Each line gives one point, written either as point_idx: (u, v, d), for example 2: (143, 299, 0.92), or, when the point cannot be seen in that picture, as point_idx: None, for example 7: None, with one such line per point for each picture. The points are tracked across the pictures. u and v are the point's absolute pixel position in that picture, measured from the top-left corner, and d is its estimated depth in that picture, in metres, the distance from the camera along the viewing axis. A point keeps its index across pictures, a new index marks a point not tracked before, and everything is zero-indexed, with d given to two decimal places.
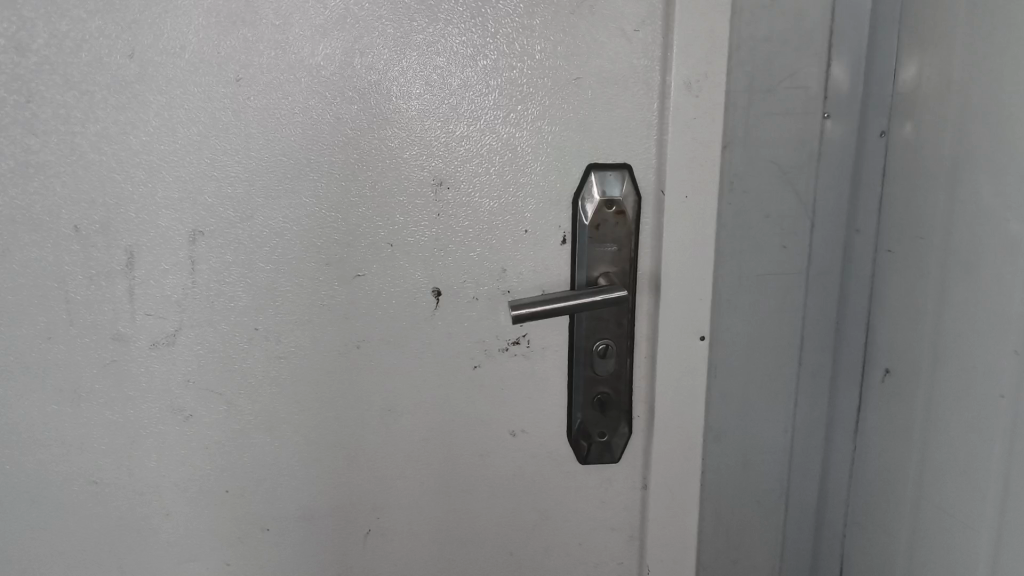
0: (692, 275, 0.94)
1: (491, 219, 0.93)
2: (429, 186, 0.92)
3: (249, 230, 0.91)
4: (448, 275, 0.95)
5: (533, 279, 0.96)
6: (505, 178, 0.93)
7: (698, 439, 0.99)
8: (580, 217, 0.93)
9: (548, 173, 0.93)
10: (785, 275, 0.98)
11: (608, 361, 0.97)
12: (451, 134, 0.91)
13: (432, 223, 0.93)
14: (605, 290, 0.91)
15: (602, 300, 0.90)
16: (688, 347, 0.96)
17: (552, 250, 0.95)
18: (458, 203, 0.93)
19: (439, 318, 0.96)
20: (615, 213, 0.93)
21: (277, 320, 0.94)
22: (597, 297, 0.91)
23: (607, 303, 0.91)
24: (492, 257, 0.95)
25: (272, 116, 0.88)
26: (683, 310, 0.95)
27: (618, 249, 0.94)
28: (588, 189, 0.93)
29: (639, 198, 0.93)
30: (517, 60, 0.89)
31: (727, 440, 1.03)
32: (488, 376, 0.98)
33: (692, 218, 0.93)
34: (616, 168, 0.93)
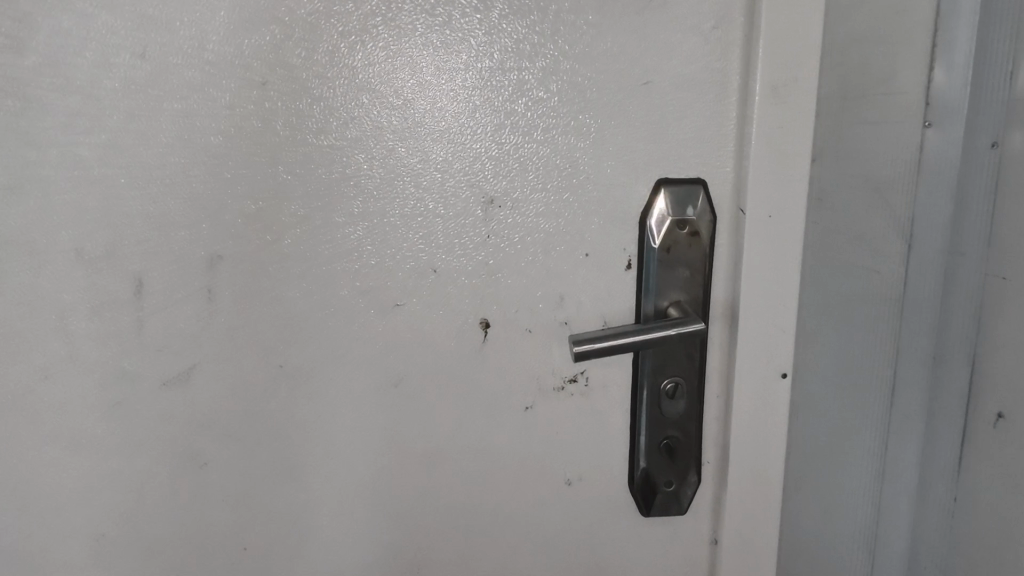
0: (775, 303, 0.83)
1: (548, 242, 0.83)
2: (479, 205, 0.81)
3: (277, 253, 0.81)
4: (499, 303, 0.84)
5: (594, 309, 0.85)
6: (563, 195, 0.82)
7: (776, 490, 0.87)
8: (649, 239, 0.82)
9: (614, 189, 0.82)
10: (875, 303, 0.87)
11: (677, 403, 0.85)
12: (503, 146, 0.80)
13: (480, 245, 0.82)
14: (680, 323, 0.80)
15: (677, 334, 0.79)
16: (769, 386, 0.84)
17: (616, 276, 0.84)
18: (510, 223, 0.82)
19: (488, 352, 0.85)
20: (688, 234, 0.82)
21: (305, 355, 0.83)
22: (671, 331, 0.79)
23: (682, 338, 0.79)
24: (548, 285, 0.84)
25: (301, 123, 0.78)
26: (764, 343, 0.83)
27: (691, 275, 0.83)
28: (658, 207, 0.82)
29: (715, 216, 0.82)
30: (579, 61, 0.78)
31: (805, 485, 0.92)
32: (542, 418, 0.87)
33: (776, 237, 0.81)
34: (688, 183, 0.82)
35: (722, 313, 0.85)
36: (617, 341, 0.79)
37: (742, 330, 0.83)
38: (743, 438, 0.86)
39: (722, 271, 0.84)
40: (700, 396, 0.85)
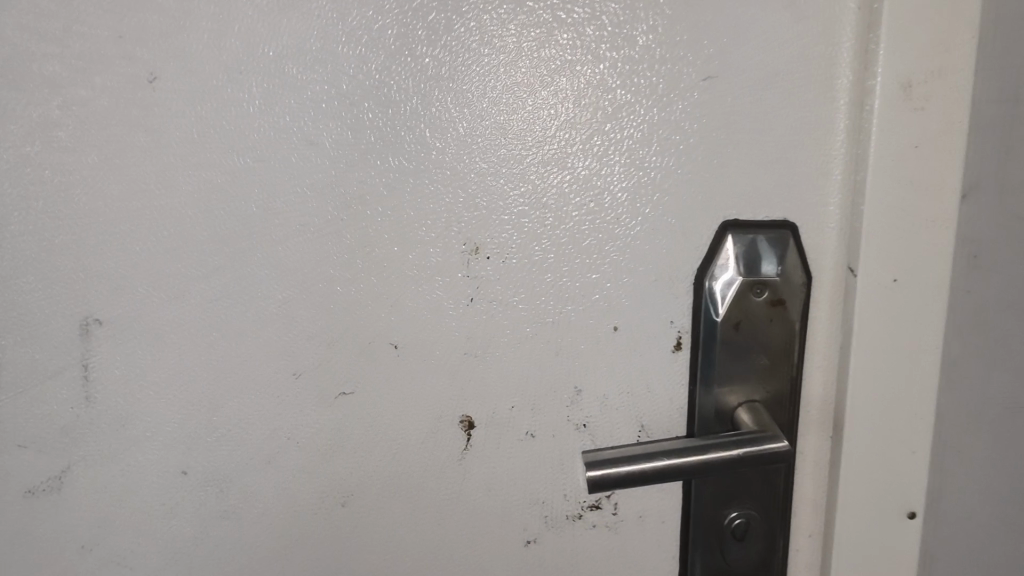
0: (901, 412, 0.56)
1: (559, 311, 0.57)
2: (458, 254, 0.56)
3: (177, 319, 0.58)
4: (489, 398, 0.59)
5: (628, 410, 0.58)
6: (581, 242, 0.56)
7: None
8: (708, 311, 0.56)
9: (656, 236, 0.56)
10: None
11: (748, 549, 0.58)
12: (495, 171, 0.55)
13: (462, 315, 0.57)
14: (749, 438, 0.53)
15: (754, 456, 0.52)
16: (894, 529, 0.58)
17: (660, 362, 0.58)
18: (505, 283, 0.57)
19: (472, 464, 0.60)
20: (768, 303, 0.55)
21: (219, 459, 0.60)
22: (734, 452, 0.53)
23: (753, 464, 0.53)
24: (561, 374, 0.58)
25: (207, 137, 0.55)
26: (887, 472, 0.57)
27: (771, 363, 0.56)
28: (722, 262, 0.55)
29: (809, 278, 0.56)
30: (605, 48, 0.53)
31: None
32: (549, 556, 0.62)
33: (910, 314, 0.54)
34: (770, 228, 0.55)
35: (818, 418, 0.58)
36: (652, 463, 0.52)
37: (849, 450, 0.56)
38: None
39: (819, 359, 0.57)
40: (783, 538, 0.59)
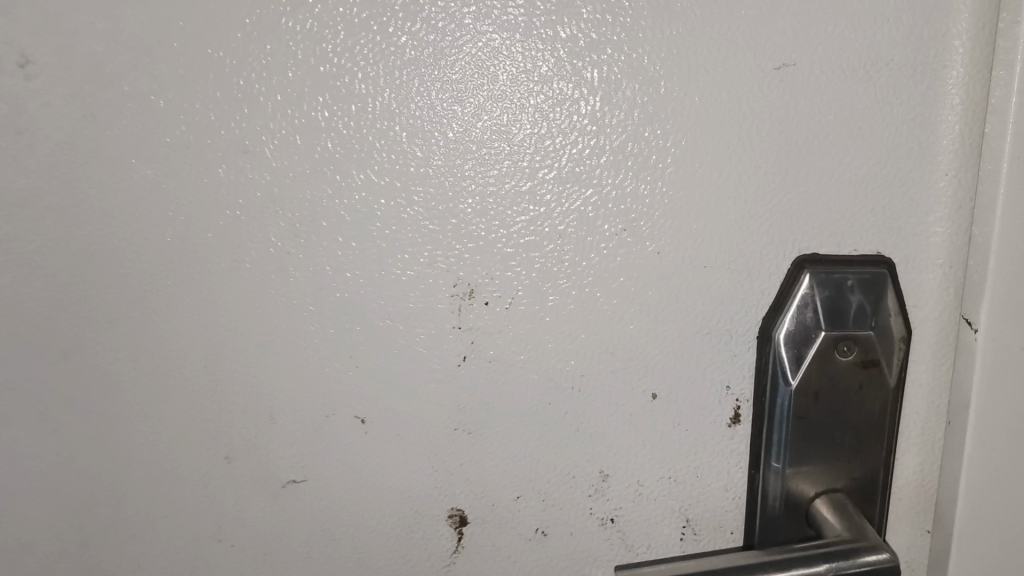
0: None
1: (579, 373, 0.43)
2: (448, 298, 0.42)
3: (78, 385, 0.44)
4: (487, 486, 0.45)
5: (667, 499, 0.45)
6: (610, 282, 0.42)
7: None
8: (778, 374, 0.42)
9: (706, 275, 0.42)
10: None
11: None
12: (495, 189, 0.41)
13: (450, 379, 0.43)
14: (840, 550, 0.39)
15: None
16: None
17: (711, 439, 0.44)
18: (507, 336, 0.43)
19: (465, 570, 0.46)
20: (858, 364, 0.42)
21: (133, 564, 0.46)
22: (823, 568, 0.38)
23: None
24: (581, 454, 0.44)
25: (112, 145, 0.41)
26: None
27: (859, 442, 0.43)
28: (797, 311, 0.41)
29: (908, 332, 0.42)
30: (643, 24, 0.39)
31: None
32: None
33: None
34: (860, 266, 0.41)
35: (914, 512, 0.45)
36: None
37: (965, 559, 0.43)
38: None
39: (917, 436, 0.44)
40: None
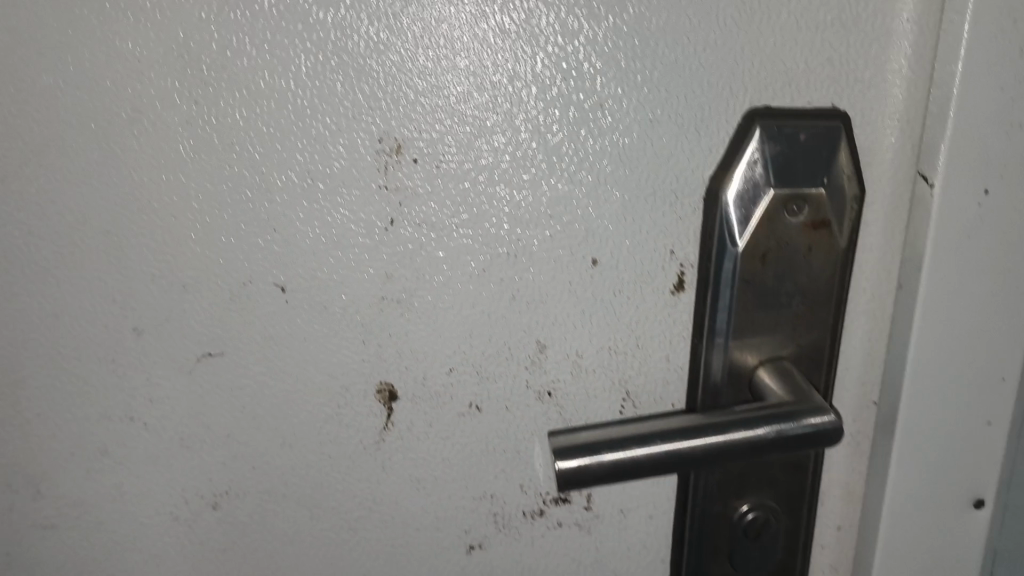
0: (978, 372, 0.41)
1: (518, 239, 0.40)
2: (372, 155, 0.39)
3: None
4: (418, 359, 0.42)
5: (608, 371, 0.43)
6: (549, 137, 0.39)
7: None
8: (724, 237, 0.40)
9: (653, 132, 0.39)
10: None
11: (764, 548, 0.44)
12: (422, 31, 0.37)
13: (379, 246, 0.40)
14: (779, 413, 0.38)
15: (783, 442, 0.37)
16: (955, 523, 0.44)
17: (654, 307, 0.42)
18: (441, 200, 0.39)
19: (395, 449, 0.44)
20: (806, 224, 0.39)
21: (40, 445, 0.43)
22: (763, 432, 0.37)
23: (786, 447, 0.38)
24: (517, 325, 0.42)
25: None
26: (954, 449, 0.42)
27: (806, 308, 0.41)
28: (747, 168, 0.39)
29: (862, 192, 0.40)
30: None
31: None
32: (497, 567, 0.46)
33: (1003, 240, 0.39)
34: (814, 120, 0.38)
35: (859, 382, 0.44)
36: (649, 448, 0.37)
37: (909, 425, 0.41)
38: None
39: (865, 303, 0.42)
40: (806, 533, 0.45)
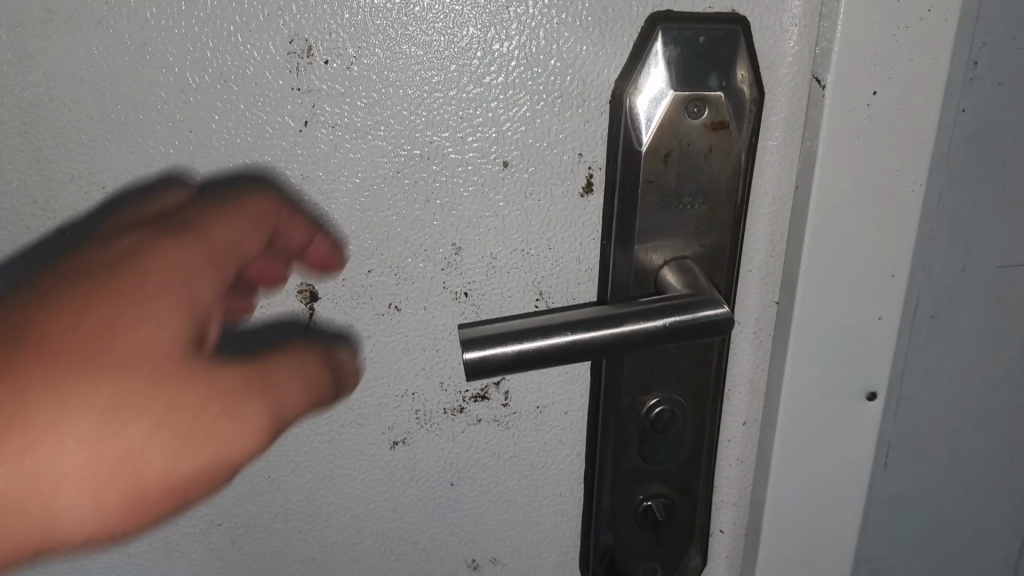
0: (869, 270, 0.43)
1: (430, 142, 0.42)
2: (283, 57, 0.39)
3: None
4: (337, 260, 0.44)
5: (521, 273, 0.45)
6: (458, 38, 0.40)
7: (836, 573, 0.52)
8: (628, 140, 0.41)
9: (559, 35, 0.40)
10: None
11: (671, 440, 0.47)
12: None
13: (294, 148, 0.41)
14: (676, 305, 0.40)
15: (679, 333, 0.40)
16: (848, 414, 0.47)
17: (564, 210, 0.44)
18: (355, 103, 0.40)
19: None
20: (708, 126, 0.41)
21: None
22: (659, 324, 0.40)
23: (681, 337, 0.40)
24: (432, 226, 0.43)
25: None
26: (847, 344, 0.45)
27: (707, 209, 0.43)
28: (650, 69, 0.40)
29: (761, 95, 0.41)
30: None
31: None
32: (420, 462, 0.49)
33: (893, 142, 0.41)
34: (715, 23, 0.40)
35: (761, 282, 0.46)
36: (553, 341, 0.39)
37: (804, 319, 0.44)
38: (792, 502, 0.48)
39: (767, 206, 0.44)
40: (713, 428, 0.48)
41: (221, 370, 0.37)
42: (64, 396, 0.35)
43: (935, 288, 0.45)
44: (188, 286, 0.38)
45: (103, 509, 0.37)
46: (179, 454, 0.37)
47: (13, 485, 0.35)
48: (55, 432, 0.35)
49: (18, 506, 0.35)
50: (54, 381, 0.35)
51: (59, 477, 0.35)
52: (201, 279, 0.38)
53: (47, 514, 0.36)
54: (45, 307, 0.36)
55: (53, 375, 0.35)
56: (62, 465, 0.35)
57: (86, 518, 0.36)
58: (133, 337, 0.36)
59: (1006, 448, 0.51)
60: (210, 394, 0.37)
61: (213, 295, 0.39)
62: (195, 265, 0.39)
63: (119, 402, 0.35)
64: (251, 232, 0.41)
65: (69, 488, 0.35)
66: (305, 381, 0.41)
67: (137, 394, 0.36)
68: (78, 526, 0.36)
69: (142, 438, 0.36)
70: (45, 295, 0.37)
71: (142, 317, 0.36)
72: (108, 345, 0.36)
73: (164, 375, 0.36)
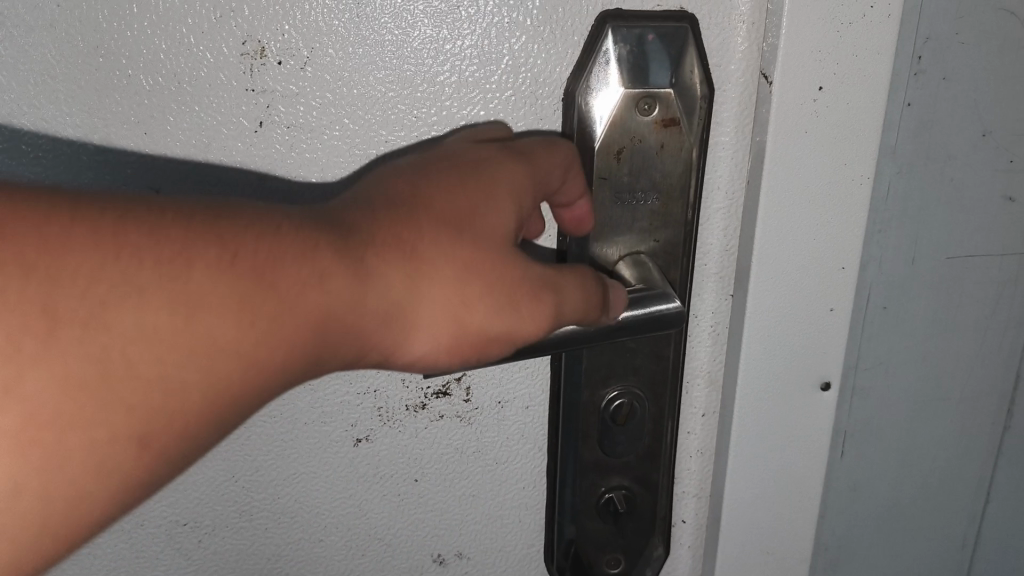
0: (818, 264, 0.44)
1: (385, 141, 0.42)
2: (236, 58, 0.40)
3: None
4: None
5: None
6: (409, 36, 0.40)
7: (797, 560, 0.53)
8: (580, 137, 0.42)
9: (511, 34, 0.40)
10: (1014, 258, 0.48)
11: (631, 433, 0.48)
12: None
13: (250, 148, 0.42)
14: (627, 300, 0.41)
15: (635, 329, 0.41)
16: (803, 404, 0.48)
17: None
18: (309, 103, 0.41)
19: None
20: (657, 123, 0.42)
21: None
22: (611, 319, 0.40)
23: (630, 330, 0.41)
24: None
25: None
26: (800, 335, 0.46)
27: (661, 204, 0.44)
28: (602, 68, 0.41)
29: (712, 90, 0.42)
30: None
31: (854, 565, 0.55)
32: (384, 459, 0.49)
33: (839, 136, 0.41)
34: (664, 20, 0.40)
35: (717, 276, 0.46)
36: None
37: (757, 312, 0.45)
38: (751, 491, 0.49)
39: (720, 200, 0.45)
40: (672, 419, 0.49)
41: (542, 273, 0.34)
42: (417, 273, 0.32)
43: (886, 279, 0.46)
44: (506, 195, 0.34)
45: (439, 351, 0.33)
46: (493, 321, 0.33)
47: (331, 337, 0.31)
48: (404, 304, 0.32)
49: (363, 346, 0.32)
50: (405, 258, 0.31)
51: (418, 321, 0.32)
52: (516, 181, 0.35)
53: (396, 352, 0.33)
54: (374, 197, 0.33)
55: (244, 237, 0.29)
56: (400, 311, 0.32)
57: (432, 353, 0.33)
58: (459, 221, 0.32)
59: (961, 436, 0.52)
60: (512, 283, 0.33)
61: (534, 184, 0.36)
62: (508, 179, 0.35)
63: (464, 280, 0.32)
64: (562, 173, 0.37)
65: (425, 330, 0.32)
66: (591, 292, 0.37)
67: (454, 291, 0.32)
68: (424, 355, 0.33)
69: (461, 305, 0.32)
70: (383, 182, 0.34)
71: (482, 206, 0.33)
72: (442, 242, 0.32)
73: (482, 256, 0.32)
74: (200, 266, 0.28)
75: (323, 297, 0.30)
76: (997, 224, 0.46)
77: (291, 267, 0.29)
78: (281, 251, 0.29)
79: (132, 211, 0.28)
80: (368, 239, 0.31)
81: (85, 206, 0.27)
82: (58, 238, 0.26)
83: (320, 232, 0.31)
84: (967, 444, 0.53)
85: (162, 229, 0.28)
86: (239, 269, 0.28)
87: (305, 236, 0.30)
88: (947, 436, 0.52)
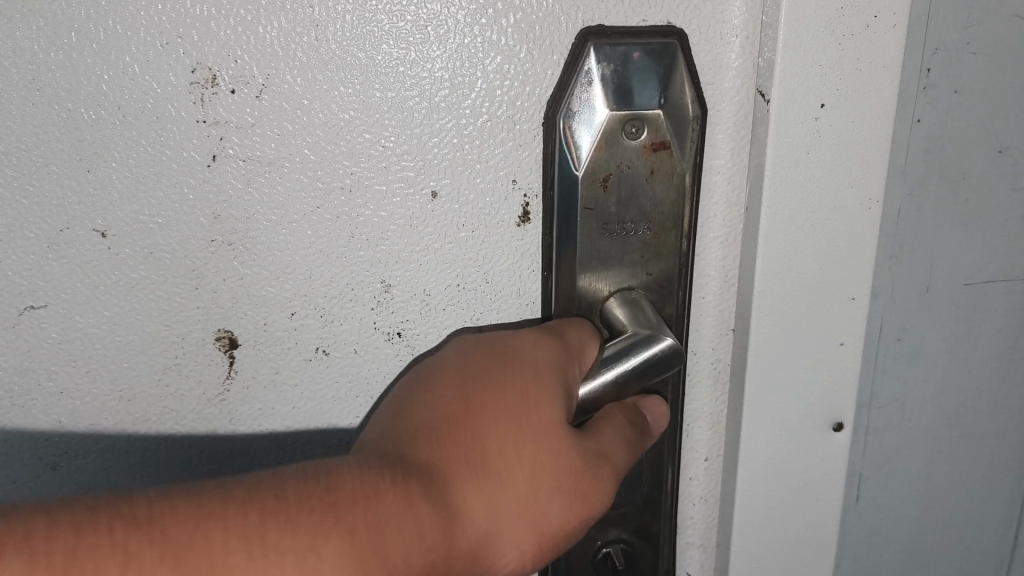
0: (826, 294, 0.40)
1: (351, 173, 0.39)
2: (183, 88, 0.37)
3: None
4: (258, 303, 0.40)
5: (458, 309, 0.42)
6: (373, 59, 0.37)
7: None
8: (563, 163, 0.38)
9: (485, 55, 0.37)
10: None
11: (627, 481, 0.45)
12: None
13: (203, 183, 0.38)
14: (620, 351, 0.38)
15: (636, 385, 0.38)
16: (814, 445, 0.44)
17: (501, 241, 0.40)
18: (267, 134, 0.38)
19: (243, 396, 0.42)
20: (646, 146, 0.39)
21: None
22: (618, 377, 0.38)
23: (635, 387, 0.38)
24: (359, 264, 0.40)
25: None
26: (809, 374, 0.42)
27: (653, 234, 0.40)
28: (585, 88, 0.37)
29: (704, 109, 0.38)
30: None
31: None
32: None
33: (843, 156, 0.38)
34: (650, 35, 0.37)
35: (716, 310, 0.43)
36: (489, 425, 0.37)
37: (761, 347, 0.41)
38: (761, 540, 0.46)
39: (716, 227, 0.41)
40: (672, 465, 0.45)
41: (595, 447, 0.36)
42: (503, 499, 0.33)
43: (899, 310, 0.43)
44: (544, 393, 0.35)
45: (528, 561, 0.35)
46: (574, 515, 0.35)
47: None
48: (492, 529, 0.33)
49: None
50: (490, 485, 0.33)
51: (513, 538, 0.34)
52: (545, 372, 0.36)
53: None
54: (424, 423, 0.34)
55: (355, 505, 0.30)
56: (490, 539, 0.33)
57: (518, 565, 0.34)
58: (535, 430, 0.34)
59: (985, 472, 0.49)
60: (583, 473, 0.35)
61: (559, 356, 0.37)
62: (539, 378, 0.36)
63: (535, 482, 0.34)
64: (574, 336, 0.39)
65: (516, 548, 0.34)
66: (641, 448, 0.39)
67: (538, 500, 0.34)
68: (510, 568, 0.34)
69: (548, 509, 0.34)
70: (439, 405, 0.34)
71: (521, 417, 0.35)
72: (508, 454, 0.34)
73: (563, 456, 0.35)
74: (328, 546, 0.29)
75: (427, 545, 0.31)
76: (1016, 247, 0.43)
77: (401, 528, 0.30)
78: (389, 511, 0.30)
79: (262, 504, 0.29)
80: (454, 479, 0.33)
81: (222, 510, 0.28)
82: (221, 563, 0.27)
83: (414, 483, 0.31)
84: (991, 481, 0.49)
85: (284, 515, 0.28)
86: (359, 540, 0.29)
87: (396, 487, 0.31)
88: (969, 473, 0.48)
